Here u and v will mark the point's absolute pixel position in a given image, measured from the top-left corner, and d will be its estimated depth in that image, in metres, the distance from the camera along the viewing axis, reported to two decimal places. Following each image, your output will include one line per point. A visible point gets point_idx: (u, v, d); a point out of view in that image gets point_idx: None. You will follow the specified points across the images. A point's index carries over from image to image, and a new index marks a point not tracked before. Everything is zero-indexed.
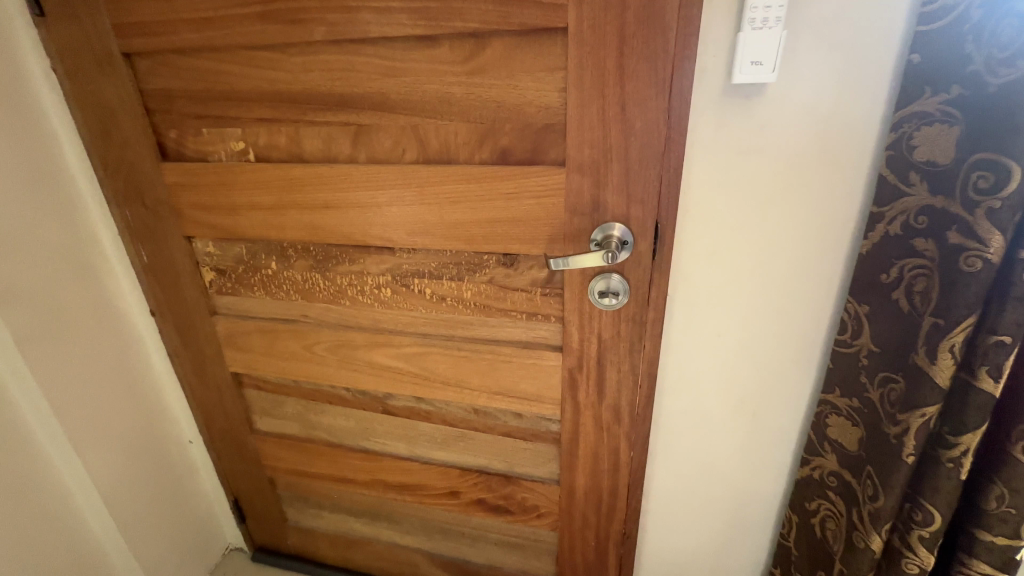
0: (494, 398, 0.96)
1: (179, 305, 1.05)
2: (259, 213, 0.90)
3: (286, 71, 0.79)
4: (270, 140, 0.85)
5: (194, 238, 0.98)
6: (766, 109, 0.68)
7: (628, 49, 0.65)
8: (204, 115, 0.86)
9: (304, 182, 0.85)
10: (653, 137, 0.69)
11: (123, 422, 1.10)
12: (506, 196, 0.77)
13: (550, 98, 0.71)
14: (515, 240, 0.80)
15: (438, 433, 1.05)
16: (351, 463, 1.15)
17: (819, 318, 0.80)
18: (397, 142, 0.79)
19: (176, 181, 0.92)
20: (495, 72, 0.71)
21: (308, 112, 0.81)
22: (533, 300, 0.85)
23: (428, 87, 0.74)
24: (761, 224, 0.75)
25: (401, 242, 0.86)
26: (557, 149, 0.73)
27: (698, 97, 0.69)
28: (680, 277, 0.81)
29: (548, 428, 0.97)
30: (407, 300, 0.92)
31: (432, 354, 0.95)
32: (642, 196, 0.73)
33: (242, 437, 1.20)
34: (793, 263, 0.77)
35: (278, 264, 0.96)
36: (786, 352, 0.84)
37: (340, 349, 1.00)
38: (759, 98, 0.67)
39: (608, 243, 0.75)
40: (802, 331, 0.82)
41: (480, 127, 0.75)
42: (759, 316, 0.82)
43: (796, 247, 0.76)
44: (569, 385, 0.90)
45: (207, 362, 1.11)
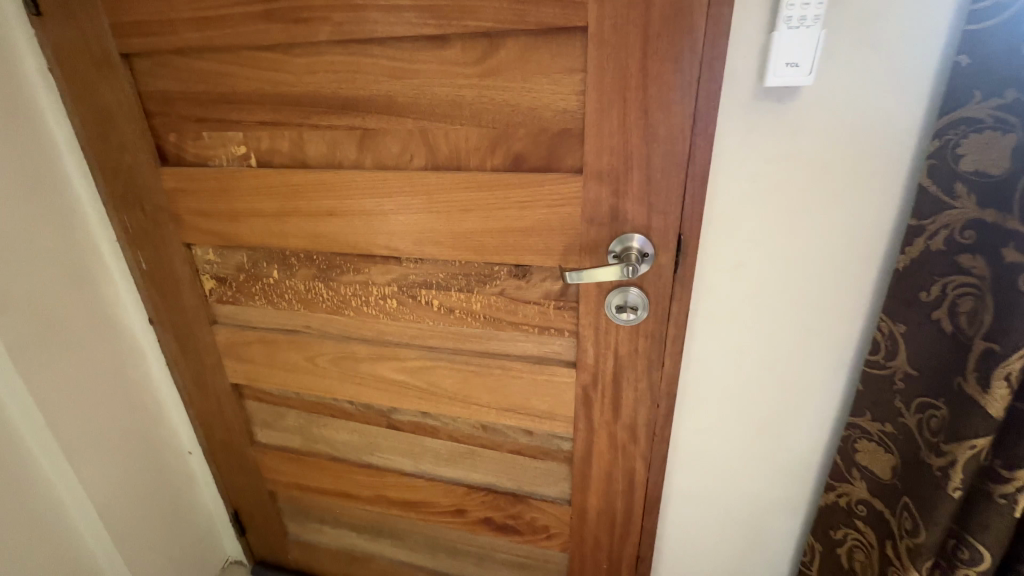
0: (503, 415, 0.91)
1: (178, 314, 1.02)
2: (261, 220, 0.87)
3: (289, 73, 0.75)
4: (271, 144, 0.81)
5: (194, 245, 0.95)
6: (799, 114, 0.64)
7: (652, 51, 0.61)
8: (204, 118, 0.83)
9: (306, 189, 0.82)
10: (678, 144, 0.65)
11: (120, 435, 1.07)
12: (519, 204, 0.73)
13: (568, 102, 0.67)
14: (528, 251, 0.76)
15: (445, 449, 1.01)
16: (354, 478, 1.11)
17: (849, 336, 0.76)
18: (405, 148, 0.75)
19: (176, 187, 0.88)
20: (509, 74, 0.67)
21: (312, 115, 0.77)
22: (546, 314, 0.81)
23: (438, 89, 0.70)
24: (788, 236, 0.71)
25: (408, 252, 0.82)
26: (574, 156, 0.69)
27: (726, 101, 0.65)
28: (702, 291, 0.77)
29: (560, 446, 0.93)
30: (414, 312, 0.88)
31: (440, 368, 0.91)
32: (664, 206, 0.68)
33: (241, 450, 1.16)
34: (822, 278, 0.73)
35: (280, 272, 0.92)
36: (813, 372, 0.79)
37: (343, 361, 0.96)
38: (792, 101, 0.63)
39: (628, 255, 0.71)
40: (829, 349, 0.77)
41: (492, 132, 0.71)
42: (783, 333, 0.78)
43: (825, 261, 0.71)
44: (583, 403, 0.86)
45: (206, 372, 1.08)
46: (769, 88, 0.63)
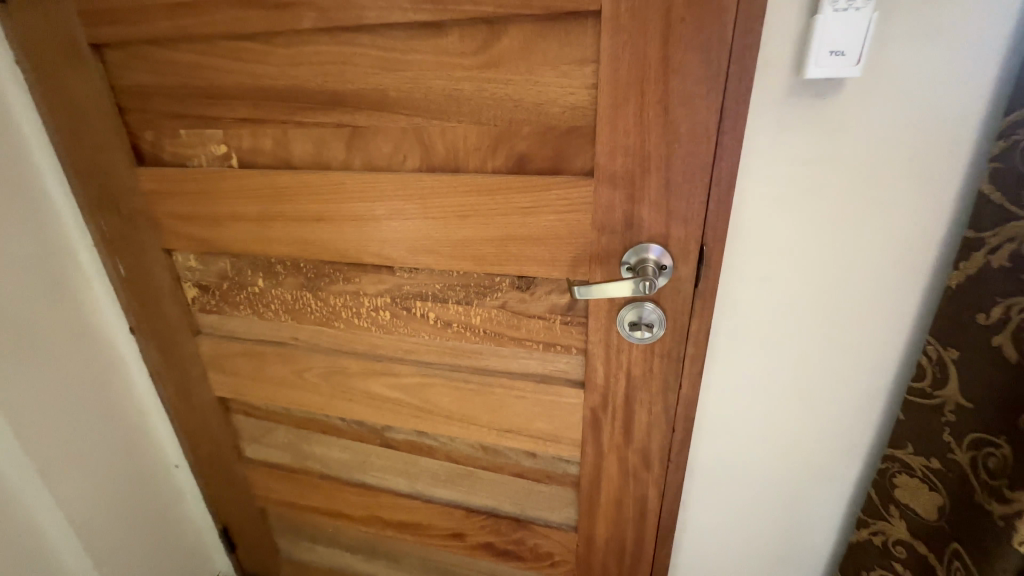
0: (505, 436, 0.85)
1: (160, 323, 0.96)
2: (243, 225, 0.80)
3: (272, 64, 0.68)
4: (254, 143, 0.75)
5: (174, 251, 0.88)
6: (841, 111, 0.56)
7: (675, 38, 0.53)
8: (182, 114, 0.76)
9: (292, 192, 0.75)
10: (702, 145, 0.57)
11: (100, 449, 1.01)
12: (523, 210, 0.66)
13: (579, 96, 0.60)
14: (532, 262, 0.69)
15: (442, 470, 0.95)
16: (347, 498, 1.04)
17: (889, 361, 0.68)
18: (397, 147, 0.69)
19: (153, 189, 0.82)
20: (512, 66, 0.60)
21: (297, 111, 0.70)
22: (551, 329, 0.74)
23: (434, 83, 0.63)
24: (825, 250, 0.64)
25: (402, 261, 0.75)
26: (584, 157, 0.63)
27: (758, 96, 0.57)
28: (725, 307, 0.70)
29: (566, 470, 0.86)
30: (409, 325, 0.81)
31: (436, 386, 0.84)
32: (685, 214, 0.61)
33: (229, 465, 1.10)
34: (861, 295, 0.65)
35: (265, 281, 0.86)
36: (847, 397, 0.72)
37: (333, 376, 0.90)
38: (833, 96, 0.56)
39: (643, 268, 0.63)
40: (865, 374, 0.70)
41: (494, 130, 0.64)
42: (815, 355, 0.70)
43: (865, 275, 0.64)
44: (592, 426, 0.79)
45: (191, 385, 1.01)
46: (807, 80, 0.56)
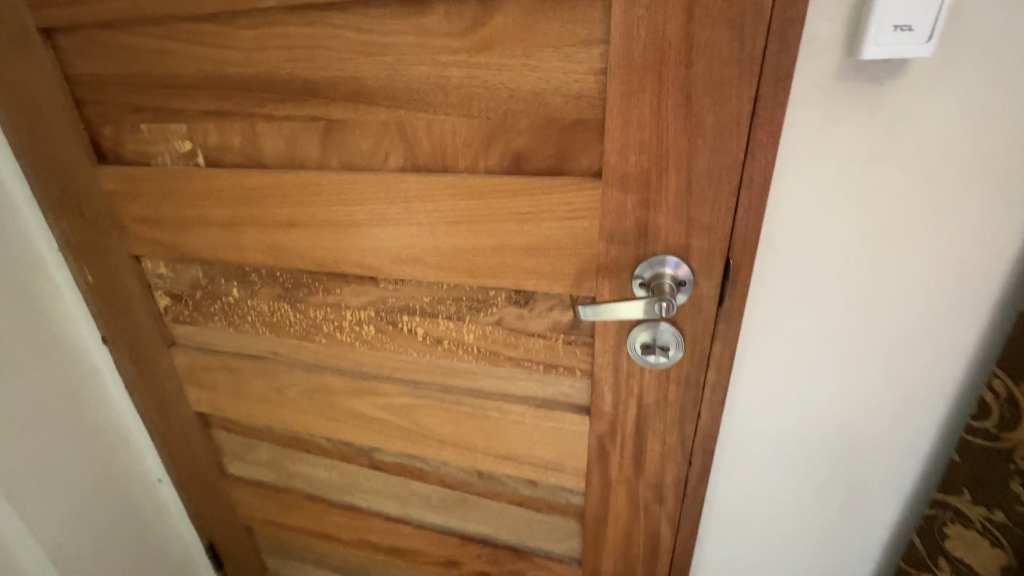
0: (502, 463, 0.77)
1: (132, 334, 0.89)
2: (213, 230, 0.72)
3: (235, 49, 0.60)
4: (220, 139, 0.67)
5: (143, 257, 0.81)
6: (899, 101, 0.47)
7: (700, 12, 0.44)
8: (142, 107, 0.68)
9: (263, 195, 0.67)
10: (731, 140, 0.48)
11: (74, 466, 0.95)
12: (520, 217, 0.57)
13: (584, 84, 0.51)
14: (531, 274, 0.60)
15: (435, 495, 0.87)
16: (335, 520, 0.97)
17: (943, 390, 0.60)
18: (378, 144, 0.60)
19: (116, 189, 0.75)
20: (506, 48, 0.51)
21: (266, 103, 0.62)
22: (553, 349, 0.66)
23: (417, 69, 0.55)
24: (875, 266, 0.55)
25: (385, 271, 0.67)
26: (590, 155, 0.54)
27: (801, 83, 0.48)
28: (754, 329, 0.61)
29: (569, 501, 0.78)
30: (395, 341, 0.73)
31: (426, 407, 0.76)
32: (709, 222, 0.52)
33: (211, 483, 1.04)
34: (912, 314, 0.56)
35: (240, 291, 0.78)
36: (894, 431, 0.63)
37: (316, 394, 0.82)
38: (891, 83, 0.47)
39: (658, 285, 0.55)
40: (915, 405, 0.61)
41: (487, 124, 0.55)
42: (858, 384, 0.61)
43: (918, 292, 0.55)
44: (598, 455, 0.70)
45: (168, 399, 0.94)
46: (860, 63, 0.47)
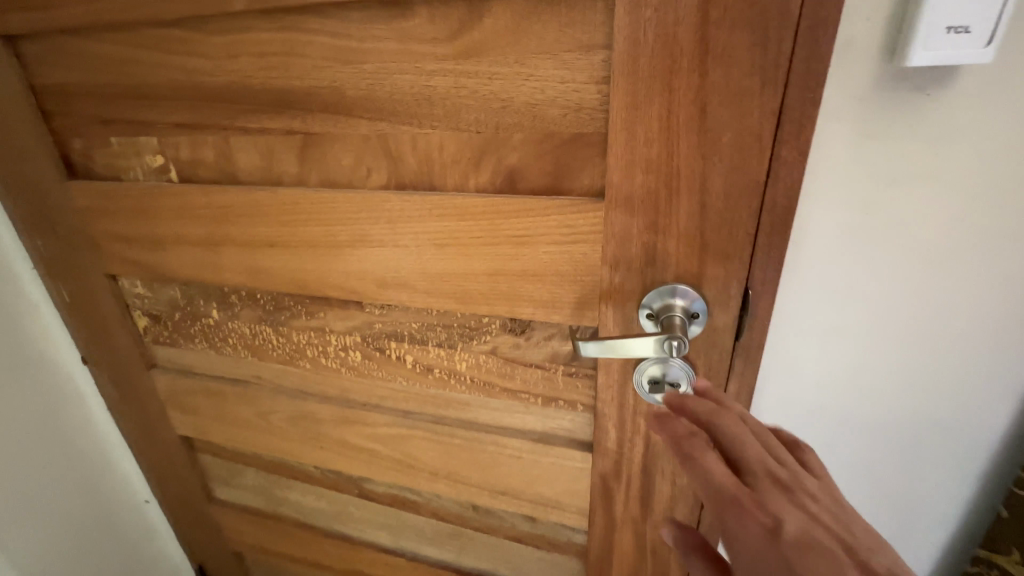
0: (499, 499, 0.71)
1: (112, 355, 0.84)
2: (189, 249, 0.68)
3: (205, 56, 0.55)
4: (193, 153, 0.62)
5: (119, 276, 0.76)
6: (946, 114, 0.43)
7: (716, 13, 0.39)
8: (111, 118, 0.63)
9: (239, 213, 0.62)
10: (751, 157, 0.42)
11: (54, 491, 0.91)
12: (515, 240, 0.52)
13: (585, 94, 0.45)
14: (527, 302, 0.55)
15: (429, 528, 0.82)
16: (325, 549, 0.93)
17: (983, 416, 0.56)
18: (359, 160, 0.55)
19: (87, 206, 0.70)
20: (497, 55, 0.46)
21: (239, 114, 0.57)
22: (552, 381, 0.61)
23: (400, 78, 0.50)
24: (916, 291, 0.50)
25: (370, 296, 0.62)
26: (591, 173, 0.48)
27: (835, 95, 0.43)
28: (781, 361, 0.56)
29: (571, 539, 0.73)
30: (384, 369, 0.68)
31: (417, 439, 0.71)
32: (725, 248, 0.46)
33: (198, 507, 0.99)
34: (953, 340, 0.52)
35: (220, 312, 0.73)
36: (928, 459, 0.59)
37: (301, 421, 0.77)
38: (938, 94, 0.42)
39: (668, 318, 0.49)
40: (951, 432, 0.58)
41: (478, 138, 0.50)
42: (893, 414, 0.57)
43: (960, 317, 0.51)
44: (602, 495, 0.65)
45: (151, 421, 0.90)
46: (901, 71, 0.42)
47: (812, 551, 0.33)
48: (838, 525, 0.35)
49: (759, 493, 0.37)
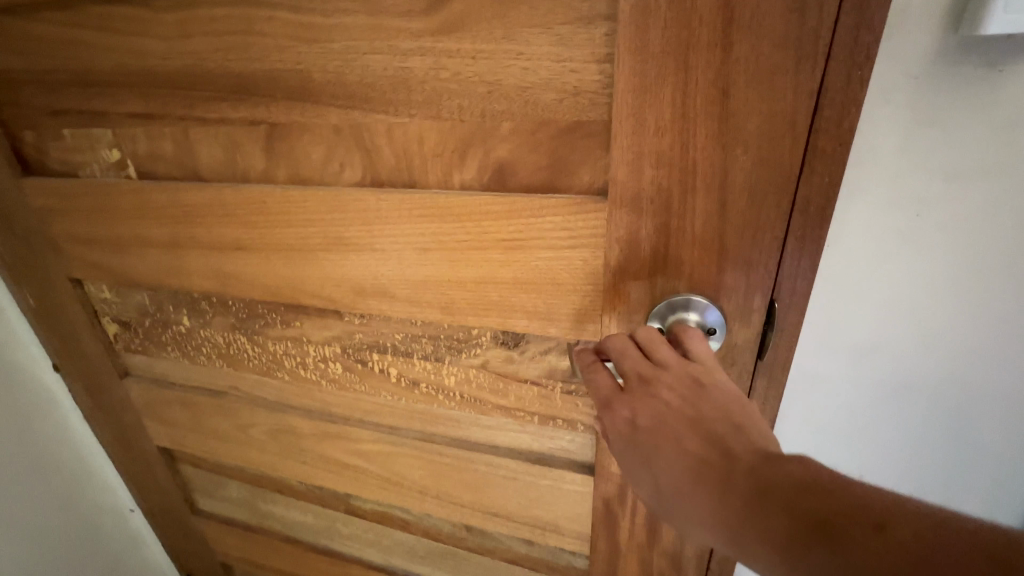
0: (493, 520, 0.66)
1: (83, 363, 0.79)
2: (153, 252, 0.62)
3: (156, 37, 0.49)
4: (151, 147, 0.56)
5: (84, 280, 0.71)
6: (1012, 106, 0.38)
7: None
8: (62, 109, 0.57)
9: (203, 213, 0.56)
10: (781, 149, 0.36)
11: (29, 505, 0.85)
12: (506, 244, 0.46)
13: (584, 76, 0.39)
14: (520, 313, 0.49)
15: (420, 546, 0.77)
16: (314, 565, 0.88)
17: None
18: (331, 154, 0.49)
19: (44, 206, 0.64)
20: (481, 31, 0.39)
21: (197, 103, 0.51)
22: (549, 399, 0.55)
23: (371, 59, 0.43)
24: (968, 305, 0.46)
25: (349, 305, 0.56)
26: (591, 168, 0.42)
27: (884, 83, 0.40)
28: (813, 372, 0.53)
29: (571, 564, 0.67)
30: (366, 382, 0.62)
31: (404, 456, 0.66)
32: (748, 255, 0.40)
33: (183, 518, 0.95)
34: (1007, 358, 0.47)
35: (191, 319, 0.68)
36: (970, 486, 0.56)
37: (282, 435, 0.72)
38: (1005, 83, 0.38)
39: None
40: (1004, 461, 0.53)
41: (462, 128, 0.43)
42: (935, 436, 0.53)
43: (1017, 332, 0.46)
44: (605, 523, 0.59)
45: (128, 432, 0.85)
46: (958, 54, 0.38)
47: (661, 437, 0.33)
48: (692, 402, 0.34)
49: (631, 393, 0.36)
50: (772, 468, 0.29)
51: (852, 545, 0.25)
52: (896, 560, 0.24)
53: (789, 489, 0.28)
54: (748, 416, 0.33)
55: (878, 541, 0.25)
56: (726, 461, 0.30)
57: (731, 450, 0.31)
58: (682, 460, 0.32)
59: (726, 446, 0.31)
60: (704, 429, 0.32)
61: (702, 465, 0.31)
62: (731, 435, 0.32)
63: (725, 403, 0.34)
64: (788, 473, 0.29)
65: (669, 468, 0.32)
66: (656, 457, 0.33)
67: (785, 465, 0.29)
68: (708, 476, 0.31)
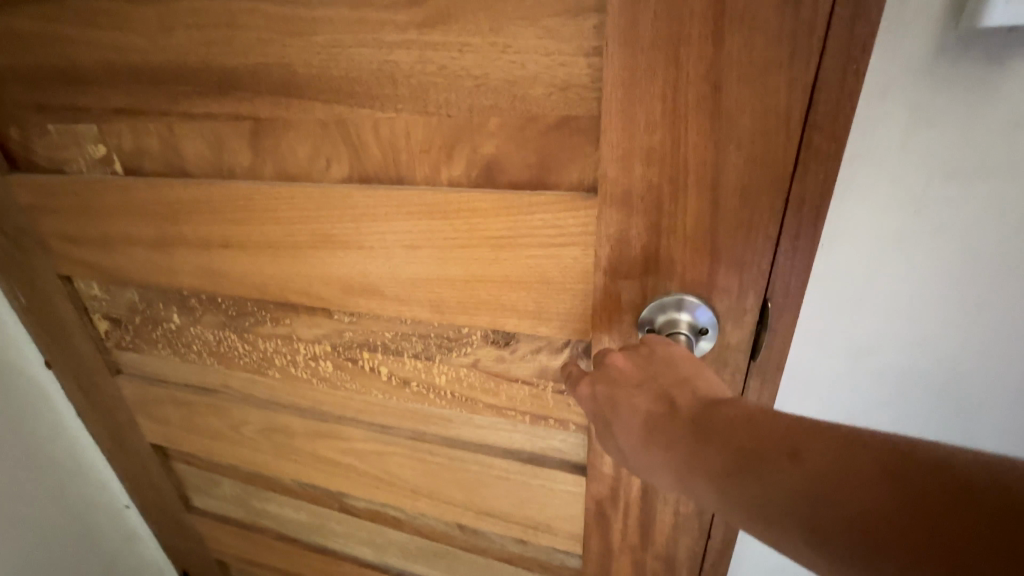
0: (486, 520, 0.65)
1: (75, 360, 0.79)
2: (141, 249, 0.61)
3: (138, 30, 0.48)
4: (137, 143, 0.55)
5: (73, 277, 0.70)
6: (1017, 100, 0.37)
7: None
8: (46, 104, 0.57)
9: (190, 210, 0.55)
10: (774, 145, 0.35)
11: (24, 502, 0.84)
12: (494, 243, 0.45)
13: (574, 69, 0.38)
14: (510, 312, 0.48)
15: (413, 544, 0.77)
16: (308, 562, 0.88)
17: None
18: (318, 150, 0.48)
19: (31, 202, 0.64)
20: (468, 23, 0.38)
21: (181, 97, 0.50)
22: (540, 398, 0.54)
23: (356, 53, 0.42)
24: (967, 303, 0.45)
25: (338, 303, 0.55)
26: (581, 165, 0.41)
27: (884, 76, 0.39)
28: (810, 375, 0.52)
29: (564, 564, 0.66)
30: (357, 381, 0.62)
31: (396, 455, 0.65)
32: (741, 254, 0.39)
33: (177, 516, 0.95)
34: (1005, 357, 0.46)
35: (181, 317, 0.67)
36: None
37: (274, 433, 0.72)
38: (1008, 76, 0.37)
39: (672, 337, 0.41)
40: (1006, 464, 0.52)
41: (449, 123, 0.42)
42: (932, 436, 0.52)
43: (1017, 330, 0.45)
44: (598, 523, 0.58)
45: (122, 429, 0.85)
46: (960, 47, 0.37)
47: (614, 397, 0.35)
48: (644, 365, 0.35)
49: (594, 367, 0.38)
50: (712, 414, 0.30)
51: (772, 472, 0.26)
52: (806, 483, 0.25)
53: (725, 430, 0.29)
54: (696, 369, 0.34)
55: (793, 468, 0.25)
56: (672, 415, 0.32)
57: (676, 404, 0.32)
58: (634, 417, 0.33)
59: (671, 400, 0.32)
60: (653, 387, 0.34)
61: (652, 420, 0.32)
62: (677, 389, 0.33)
63: (674, 360, 0.35)
64: (726, 416, 0.29)
65: (621, 426, 0.34)
66: (615, 422, 0.34)
67: (723, 410, 0.30)
68: (656, 430, 0.32)
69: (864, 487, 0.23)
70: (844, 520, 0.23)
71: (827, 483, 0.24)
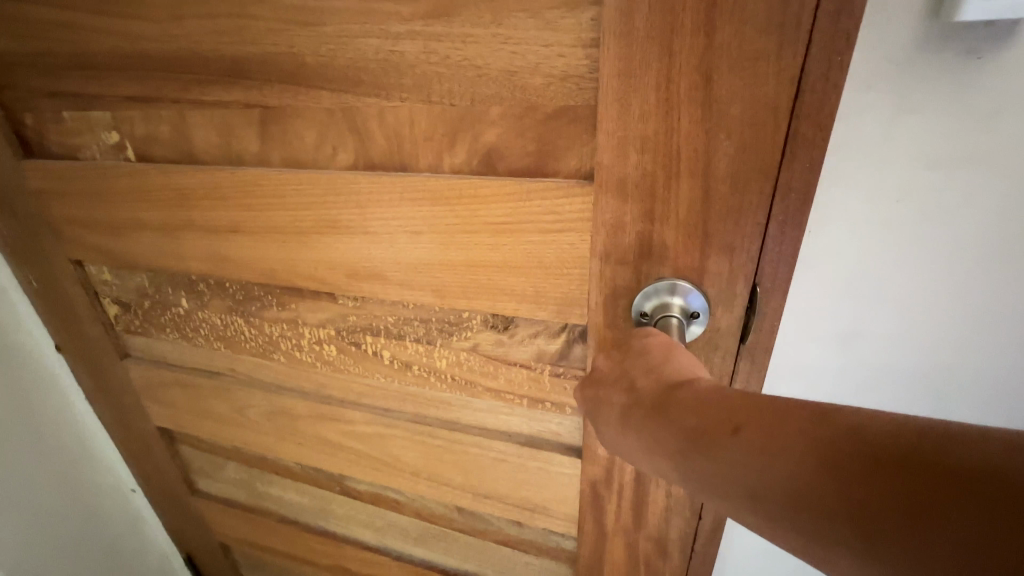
0: (483, 502, 0.67)
1: (84, 344, 0.81)
2: (151, 235, 0.63)
3: (151, 20, 0.49)
4: (148, 129, 0.57)
5: (84, 262, 0.72)
6: (994, 89, 0.39)
7: None
8: (61, 92, 0.58)
9: (200, 195, 0.57)
10: (762, 133, 0.36)
11: (32, 481, 0.86)
12: (496, 229, 0.47)
13: (571, 60, 0.39)
14: (509, 296, 0.50)
15: (413, 527, 0.79)
16: (309, 545, 0.90)
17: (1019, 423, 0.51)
18: (324, 136, 0.49)
19: (44, 188, 0.65)
20: (470, 14, 0.40)
21: (192, 85, 0.51)
22: (537, 381, 0.55)
23: (363, 43, 0.44)
24: (947, 288, 0.46)
25: (342, 286, 0.57)
26: (578, 153, 0.42)
27: (870, 66, 0.40)
28: (799, 360, 0.53)
29: (560, 546, 0.68)
30: (360, 364, 0.63)
31: (397, 437, 0.67)
32: (732, 239, 0.40)
33: (182, 498, 0.97)
34: (982, 339, 0.48)
35: (189, 301, 0.69)
36: None
37: (278, 417, 0.74)
38: (986, 67, 0.38)
39: (664, 320, 0.43)
40: None
41: (452, 111, 0.44)
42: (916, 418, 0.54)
43: (992, 314, 0.47)
44: (592, 504, 0.59)
45: (128, 412, 0.87)
46: (943, 39, 0.38)
47: (596, 397, 0.36)
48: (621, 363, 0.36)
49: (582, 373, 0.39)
50: (673, 398, 0.31)
51: (721, 450, 0.27)
52: (749, 457, 0.26)
53: (684, 414, 0.30)
54: (667, 355, 0.35)
55: (738, 445, 0.26)
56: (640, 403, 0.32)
57: (643, 391, 0.33)
58: (610, 412, 0.34)
59: (639, 389, 0.33)
60: (626, 381, 0.34)
61: (624, 412, 0.33)
62: (644, 377, 0.34)
63: (647, 350, 0.36)
64: (686, 399, 0.30)
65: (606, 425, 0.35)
66: (600, 421, 0.35)
67: (683, 393, 0.31)
68: (627, 422, 0.33)
69: (794, 459, 0.24)
70: (817, 506, 0.23)
71: (790, 465, 0.24)
